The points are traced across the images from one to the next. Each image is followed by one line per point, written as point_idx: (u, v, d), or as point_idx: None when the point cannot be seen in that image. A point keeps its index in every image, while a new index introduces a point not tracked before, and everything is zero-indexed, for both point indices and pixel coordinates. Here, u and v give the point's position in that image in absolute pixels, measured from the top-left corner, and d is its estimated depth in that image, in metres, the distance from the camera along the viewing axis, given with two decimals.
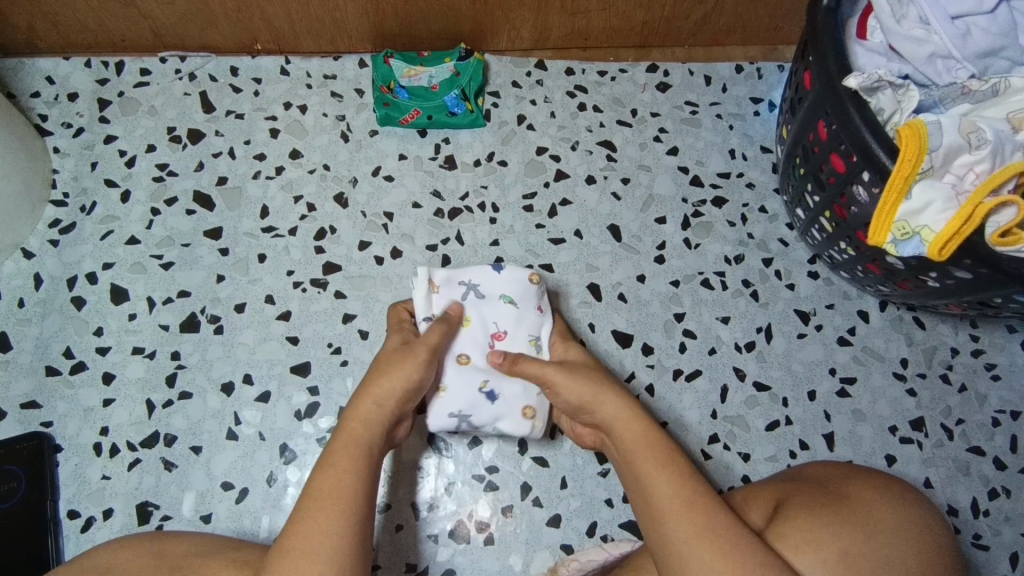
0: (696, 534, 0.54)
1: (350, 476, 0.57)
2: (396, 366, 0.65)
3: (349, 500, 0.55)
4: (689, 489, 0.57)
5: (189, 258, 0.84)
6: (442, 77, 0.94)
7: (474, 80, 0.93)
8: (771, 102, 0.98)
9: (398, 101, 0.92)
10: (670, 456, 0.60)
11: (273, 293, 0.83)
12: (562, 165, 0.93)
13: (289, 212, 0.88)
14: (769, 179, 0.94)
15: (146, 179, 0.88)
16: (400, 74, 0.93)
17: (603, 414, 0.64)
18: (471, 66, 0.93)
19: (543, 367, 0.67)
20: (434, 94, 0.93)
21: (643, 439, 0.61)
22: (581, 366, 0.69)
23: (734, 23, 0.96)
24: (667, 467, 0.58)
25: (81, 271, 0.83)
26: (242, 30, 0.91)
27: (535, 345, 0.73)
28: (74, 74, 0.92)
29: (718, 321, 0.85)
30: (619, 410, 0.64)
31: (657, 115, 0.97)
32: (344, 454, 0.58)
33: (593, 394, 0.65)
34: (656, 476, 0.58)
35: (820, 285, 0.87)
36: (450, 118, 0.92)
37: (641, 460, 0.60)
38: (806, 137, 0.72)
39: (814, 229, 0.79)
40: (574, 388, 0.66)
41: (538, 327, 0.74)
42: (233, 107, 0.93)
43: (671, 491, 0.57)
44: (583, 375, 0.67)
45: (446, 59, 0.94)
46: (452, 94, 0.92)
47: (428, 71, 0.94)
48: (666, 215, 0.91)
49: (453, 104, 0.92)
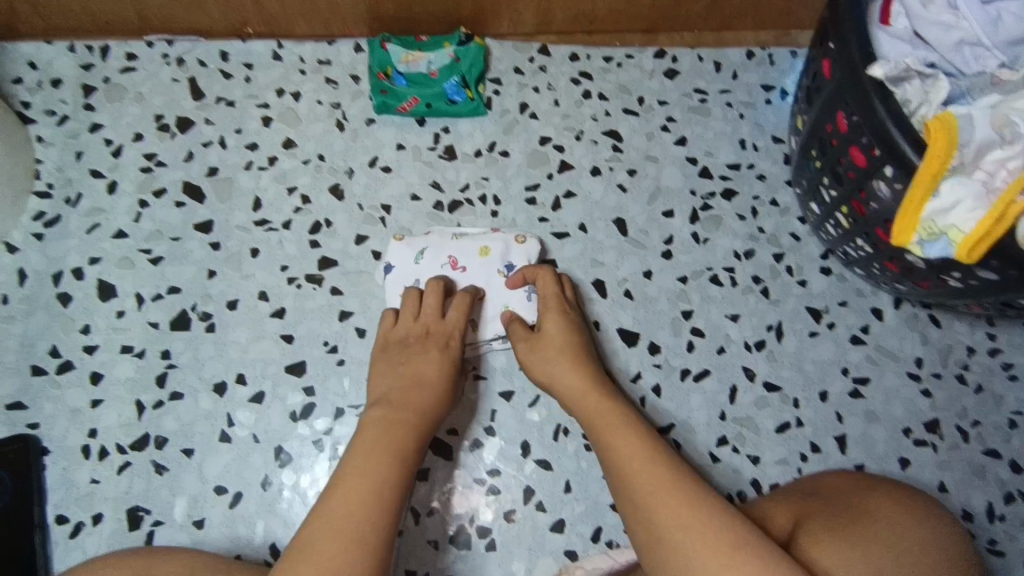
0: (674, 509, 0.56)
1: (382, 471, 0.60)
2: (444, 386, 0.71)
3: (380, 494, 0.58)
4: (652, 467, 0.60)
5: (179, 252, 0.81)
6: (441, 63, 0.90)
7: (474, 67, 0.90)
8: (783, 89, 0.95)
9: (395, 88, 0.88)
10: (627, 428, 0.65)
11: (267, 289, 0.81)
12: (566, 155, 0.90)
13: (283, 205, 0.85)
14: (781, 170, 0.90)
15: (134, 170, 0.85)
16: (398, 60, 0.90)
17: (561, 386, 0.71)
18: (471, 52, 0.90)
19: (516, 343, 0.75)
20: (432, 82, 0.89)
21: (598, 408, 0.68)
22: (550, 341, 0.74)
23: (746, 5, 0.92)
24: (622, 440, 0.64)
25: (66, 266, 0.80)
26: (233, 13, 0.87)
27: (464, 233, 0.83)
28: (58, 59, 0.88)
29: (728, 319, 0.82)
30: (575, 381, 0.70)
31: (665, 103, 0.93)
32: (395, 437, 0.64)
33: (552, 372, 0.72)
34: (618, 448, 0.63)
35: (833, 282, 0.84)
36: (450, 106, 0.89)
37: (600, 432, 0.66)
38: (823, 128, 0.69)
39: (829, 224, 0.76)
40: (538, 368, 0.73)
41: (446, 232, 0.83)
42: (224, 93, 0.89)
43: (632, 462, 0.61)
44: (545, 356, 0.73)
45: (446, 44, 0.90)
46: (452, 81, 0.88)
47: (427, 57, 0.90)
48: (674, 209, 0.88)
49: (453, 92, 0.88)
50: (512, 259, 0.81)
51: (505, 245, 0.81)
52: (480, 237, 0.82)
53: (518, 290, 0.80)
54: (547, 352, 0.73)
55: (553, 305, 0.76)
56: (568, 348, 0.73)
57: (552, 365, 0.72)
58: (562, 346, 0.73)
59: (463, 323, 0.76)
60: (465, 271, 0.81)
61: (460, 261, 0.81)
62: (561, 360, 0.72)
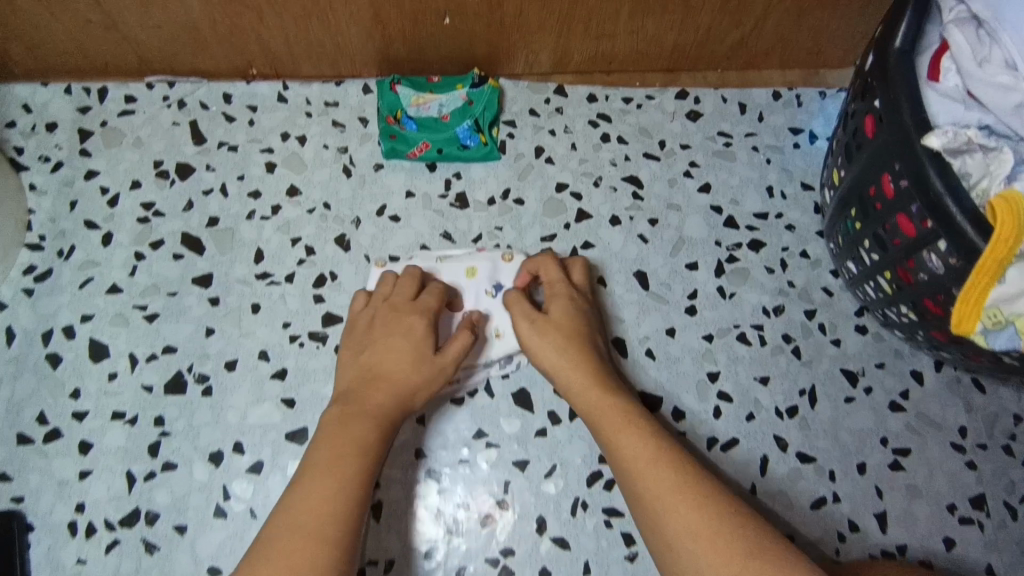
0: (671, 510, 0.57)
1: (347, 471, 0.59)
2: (418, 365, 0.68)
3: (341, 490, 0.57)
4: (651, 464, 0.60)
5: (176, 308, 0.77)
6: (453, 105, 0.85)
7: (488, 110, 0.86)
8: (812, 132, 0.90)
9: (405, 133, 0.84)
10: (627, 420, 0.64)
11: (268, 348, 0.76)
12: (584, 203, 0.85)
13: (285, 256, 0.81)
14: (811, 220, 0.85)
15: (130, 220, 0.80)
16: (408, 103, 0.85)
17: (557, 373, 0.69)
18: (485, 95, 0.86)
19: (517, 321, 0.73)
20: (444, 126, 0.84)
21: (602, 397, 0.67)
22: (557, 327, 0.71)
23: (773, 45, 0.87)
24: (629, 437, 0.63)
25: (57, 325, 0.76)
26: (236, 54, 0.83)
27: (449, 256, 0.79)
28: (53, 101, 0.85)
29: (757, 382, 0.77)
30: (574, 370, 0.69)
31: (687, 147, 0.89)
32: (356, 431, 0.62)
33: (551, 358, 0.70)
34: (624, 445, 0.63)
35: (870, 342, 0.79)
36: (462, 151, 0.84)
37: (603, 422, 0.65)
38: (864, 188, 0.64)
39: (868, 285, 0.71)
40: (542, 348, 0.71)
41: (429, 256, 0.79)
42: (226, 137, 0.85)
43: (639, 462, 0.61)
44: (550, 338, 0.71)
45: (458, 85, 0.86)
46: (464, 125, 0.84)
47: (438, 100, 0.85)
48: (698, 260, 0.83)
49: (465, 137, 0.84)
50: (500, 279, 0.78)
51: (492, 265, 0.78)
52: (465, 258, 0.78)
53: (509, 309, 0.76)
54: (553, 339, 0.71)
55: (561, 290, 0.75)
56: (572, 334, 0.71)
57: (552, 350, 0.70)
58: (568, 330, 0.72)
59: (436, 302, 0.73)
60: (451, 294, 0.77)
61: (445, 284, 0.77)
62: (568, 345, 0.70)
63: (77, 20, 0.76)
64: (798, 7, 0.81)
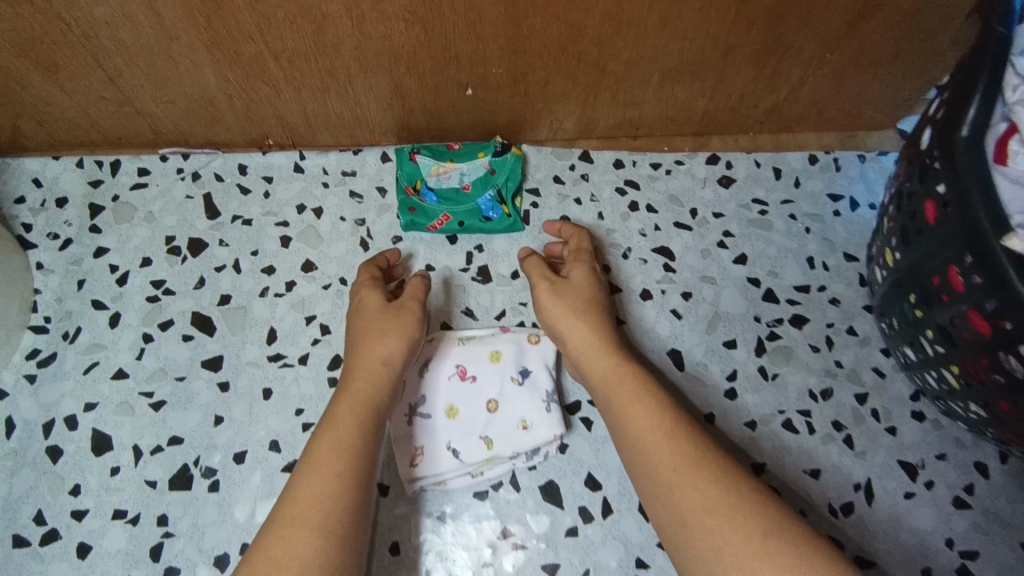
0: (680, 483, 0.55)
1: (344, 458, 0.58)
2: (384, 329, 0.68)
3: (344, 480, 0.56)
4: (655, 436, 0.59)
5: (183, 395, 0.73)
6: (475, 175, 0.82)
7: (511, 179, 0.82)
8: (853, 198, 0.85)
9: (425, 206, 0.81)
10: (636, 391, 0.63)
11: (278, 437, 0.72)
12: (614, 276, 0.81)
13: (299, 336, 0.77)
14: (856, 293, 0.80)
15: (139, 299, 0.77)
16: (428, 173, 0.82)
17: (572, 338, 0.69)
18: (508, 163, 0.82)
19: (536, 281, 0.73)
20: (466, 197, 0.81)
21: (612, 369, 0.66)
22: (576, 291, 0.72)
23: (810, 109, 0.84)
24: (641, 406, 0.62)
25: (59, 414, 0.72)
26: (252, 126, 0.81)
27: (472, 337, 0.74)
28: (64, 175, 0.82)
29: (806, 474, 0.72)
30: (588, 337, 0.69)
31: (720, 215, 0.84)
32: (348, 416, 0.61)
33: (567, 321, 0.70)
34: (634, 414, 0.62)
35: (928, 429, 0.74)
36: (485, 224, 0.81)
37: (611, 394, 0.64)
38: (924, 276, 0.60)
39: (930, 374, 0.66)
40: (557, 311, 0.71)
41: (451, 336, 0.74)
42: (241, 210, 0.82)
43: (650, 433, 0.59)
44: (565, 304, 0.71)
45: (480, 153, 0.82)
46: (487, 196, 0.81)
47: (460, 169, 0.82)
48: (736, 338, 0.78)
49: (487, 209, 0.81)
50: (527, 363, 0.73)
51: (518, 348, 0.74)
52: (490, 341, 0.74)
53: (537, 402, 0.71)
54: (567, 307, 0.71)
55: (583, 257, 0.76)
56: (590, 302, 0.72)
57: (566, 316, 0.70)
58: (582, 298, 0.72)
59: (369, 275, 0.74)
60: (475, 380, 0.72)
61: (470, 371, 0.72)
62: (581, 313, 0.70)
63: (90, 97, 0.74)
64: (838, 73, 0.77)
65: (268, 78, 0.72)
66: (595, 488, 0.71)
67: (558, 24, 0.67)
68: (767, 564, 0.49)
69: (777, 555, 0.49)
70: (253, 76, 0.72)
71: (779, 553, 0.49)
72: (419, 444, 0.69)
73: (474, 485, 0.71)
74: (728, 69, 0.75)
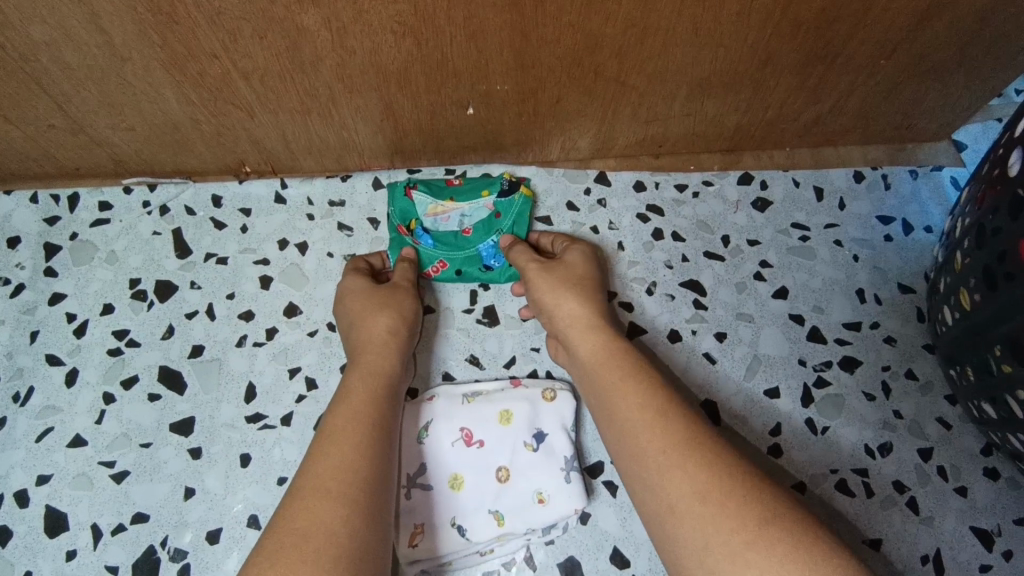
0: (670, 467, 0.47)
1: (368, 430, 0.52)
2: (383, 303, 0.64)
3: (370, 449, 0.50)
4: (643, 417, 0.51)
5: (149, 464, 0.64)
6: (477, 216, 0.73)
7: (518, 224, 0.72)
8: (906, 221, 0.75)
9: (419, 249, 0.71)
10: (628, 369, 0.56)
11: (258, 512, 0.63)
12: (637, 316, 0.71)
13: (281, 392, 0.67)
14: (915, 331, 0.70)
15: (99, 353, 0.68)
16: (424, 213, 0.72)
17: (557, 310, 0.62)
18: (515, 205, 0.72)
19: (524, 262, 0.66)
20: (465, 242, 0.71)
21: (600, 348, 0.59)
22: (566, 268, 0.65)
23: (857, 120, 0.74)
24: (630, 381, 0.55)
25: (8, 489, 0.63)
26: (226, 153, 0.71)
27: (478, 394, 0.65)
28: (17, 212, 0.73)
29: (867, 546, 0.62)
30: (578, 309, 0.62)
31: (756, 243, 0.75)
32: (363, 388, 0.56)
33: (552, 293, 0.63)
34: (617, 390, 0.54)
35: (1004, 489, 0.64)
36: (486, 274, 0.70)
37: (598, 376, 0.57)
38: (1016, 327, 0.50)
39: (1016, 436, 0.56)
40: (541, 285, 0.64)
41: (454, 394, 0.65)
42: (215, 247, 0.73)
43: (635, 409, 0.52)
44: (550, 278, 0.64)
45: (484, 193, 0.73)
46: (489, 243, 0.71)
47: (460, 209, 0.73)
48: (779, 385, 0.68)
49: (489, 257, 0.71)
50: (542, 425, 0.64)
51: (531, 407, 0.64)
52: (499, 398, 0.65)
53: (555, 471, 0.62)
54: (549, 284, 0.64)
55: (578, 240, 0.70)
56: (584, 276, 0.65)
57: (552, 288, 0.63)
58: (571, 272, 0.65)
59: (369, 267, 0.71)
60: (482, 446, 0.63)
61: (477, 435, 0.63)
62: (565, 287, 0.63)
63: (39, 126, 0.65)
64: (891, 80, 0.68)
65: (239, 99, 0.63)
66: (622, 566, 0.61)
67: (572, 33, 0.57)
68: (762, 556, 0.42)
69: (774, 547, 0.42)
70: (222, 98, 0.63)
71: (774, 543, 0.42)
72: (420, 521, 0.60)
73: (483, 566, 0.61)
74: (766, 80, 0.66)
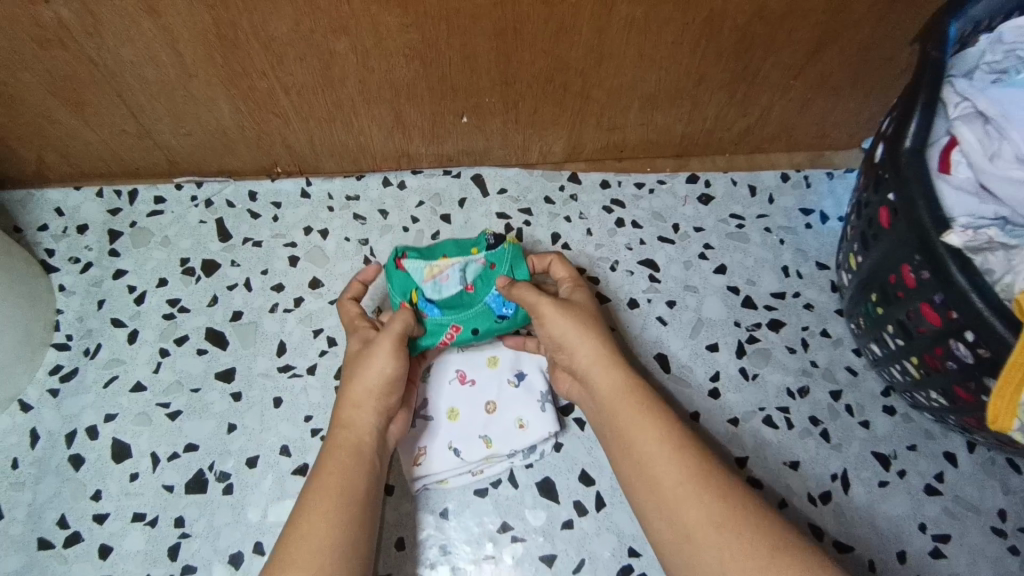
0: (692, 499, 0.57)
1: (340, 497, 0.60)
2: (362, 368, 0.68)
3: (340, 517, 0.59)
4: (668, 450, 0.61)
5: (198, 405, 0.78)
6: (473, 272, 0.77)
7: (516, 268, 0.77)
8: (823, 212, 0.91)
9: (428, 321, 0.74)
10: (645, 405, 0.65)
11: (289, 443, 0.76)
12: (601, 287, 0.86)
13: (308, 347, 0.81)
14: (829, 299, 0.86)
15: (156, 317, 0.82)
16: (422, 286, 0.76)
17: (584, 348, 0.69)
18: (506, 252, 0.77)
19: (535, 299, 0.71)
20: (471, 300, 0.76)
21: (617, 383, 0.67)
22: (579, 308, 0.72)
23: (781, 130, 0.90)
24: (650, 422, 0.63)
25: (80, 425, 0.76)
26: (262, 154, 0.86)
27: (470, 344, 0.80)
28: (85, 204, 0.88)
29: (787, 467, 0.77)
30: (603, 349, 0.69)
31: (701, 230, 0.90)
32: (339, 455, 0.64)
33: (576, 332, 0.70)
34: (644, 428, 0.63)
35: (899, 422, 0.79)
36: (501, 322, 0.76)
37: (617, 409, 0.65)
38: (883, 275, 0.65)
39: (895, 367, 0.71)
40: (559, 324, 0.70)
41: None
42: (251, 233, 0.88)
43: (660, 447, 0.61)
44: (570, 317, 0.70)
45: (472, 249, 0.78)
46: (494, 293, 0.76)
47: (455, 271, 0.77)
48: (718, 342, 0.83)
49: (500, 305, 0.76)
50: (523, 367, 0.78)
51: (514, 354, 0.79)
52: (488, 347, 0.79)
53: (533, 402, 0.76)
54: (567, 325, 0.70)
55: (580, 287, 0.77)
56: (596, 319, 0.72)
57: (578, 328, 0.70)
58: (585, 313, 0.72)
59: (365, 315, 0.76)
60: (474, 384, 0.77)
61: (470, 375, 0.78)
62: (583, 327, 0.70)
63: (113, 130, 0.80)
64: (803, 97, 0.84)
65: (278, 110, 0.78)
66: (588, 484, 0.75)
67: (545, 57, 0.73)
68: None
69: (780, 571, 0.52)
70: (265, 109, 0.78)
71: (784, 567, 0.52)
72: (423, 445, 0.74)
73: (475, 483, 0.75)
74: (701, 96, 0.83)
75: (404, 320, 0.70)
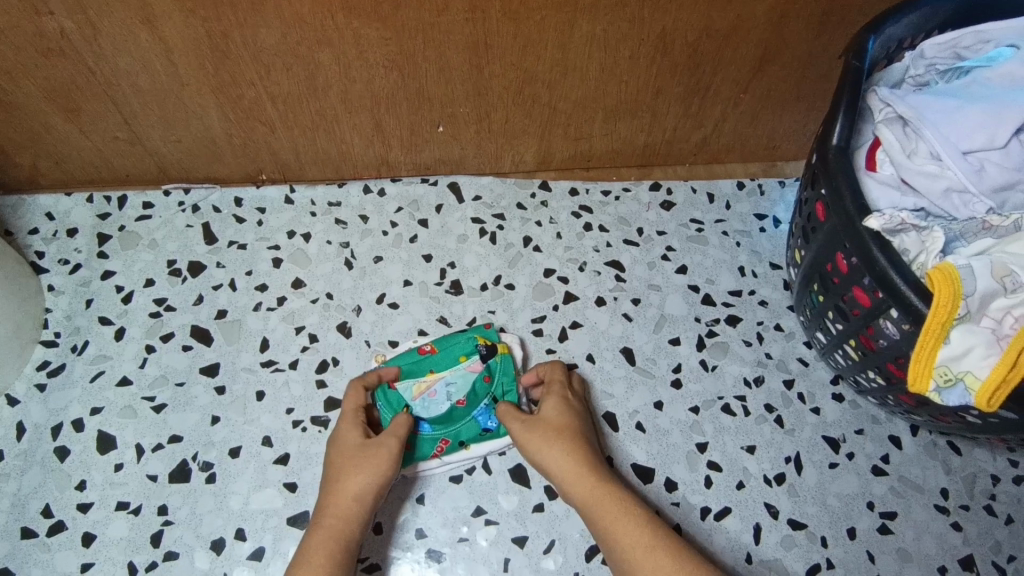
0: None
1: None
2: (362, 465, 0.70)
3: None
4: (646, 555, 0.62)
5: (183, 398, 0.81)
6: (461, 382, 0.81)
7: (505, 382, 0.81)
8: (776, 217, 0.98)
9: (419, 436, 0.78)
10: (623, 510, 0.66)
11: (271, 434, 0.79)
12: (570, 287, 0.91)
13: (290, 344, 0.85)
14: (781, 296, 0.92)
15: (143, 315, 0.85)
16: (411, 396, 0.80)
17: (555, 468, 0.71)
18: (497, 364, 0.81)
19: (511, 427, 0.75)
20: (460, 413, 0.79)
21: (594, 490, 0.68)
22: (551, 422, 0.74)
23: (735, 142, 0.97)
24: (623, 525, 0.65)
25: (67, 417, 0.79)
26: (248, 162, 0.91)
27: None
28: (75, 209, 0.92)
29: (744, 451, 0.82)
30: (571, 463, 0.70)
31: (663, 233, 0.96)
32: (322, 551, 0.64)
33: (549, 452, 0.71)
34: (620, 536, 0.64)
35: (847, 409, 0.85)
36: (486, 435, 0.79)
37: (596, 518, 0.67)
38: (822, 265, 0.71)
39: (838, 353, 0.77)
40: (534, 447, 0.72)
41: None
42: (236, 237, 0.91)
43: (637, 552, 0.63)
44: (542, 436, 0.72)
45: (461, 357, 0.82)
46: (482, 407, 0.79)
47: (444, 382, 0.81)
48: (680, 336, 0.88)
49: (486, 420, 0.79)
50: None
51: None
52: None
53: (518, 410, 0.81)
54: (540, 448, 0.72)
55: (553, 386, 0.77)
56: (564, 429, 0.73)
57: (546, 447, 0.72)
58: (557, 424, 0.73)
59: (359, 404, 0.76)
60: None
61: None
62: (554, 442, 0.72)
63: (106, 138, 0.84)
64: (753, 109, 0.91)
65: (265, 118, 0.83)
66: None
67: (514, 70, 0.80)
68: None
69: None
70: (252, 117, 0.83)
71: None
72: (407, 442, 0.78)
73: (449, 471, 0.79)
74: (659, 107, 0.89)
75: (405, 423, 0.74)
